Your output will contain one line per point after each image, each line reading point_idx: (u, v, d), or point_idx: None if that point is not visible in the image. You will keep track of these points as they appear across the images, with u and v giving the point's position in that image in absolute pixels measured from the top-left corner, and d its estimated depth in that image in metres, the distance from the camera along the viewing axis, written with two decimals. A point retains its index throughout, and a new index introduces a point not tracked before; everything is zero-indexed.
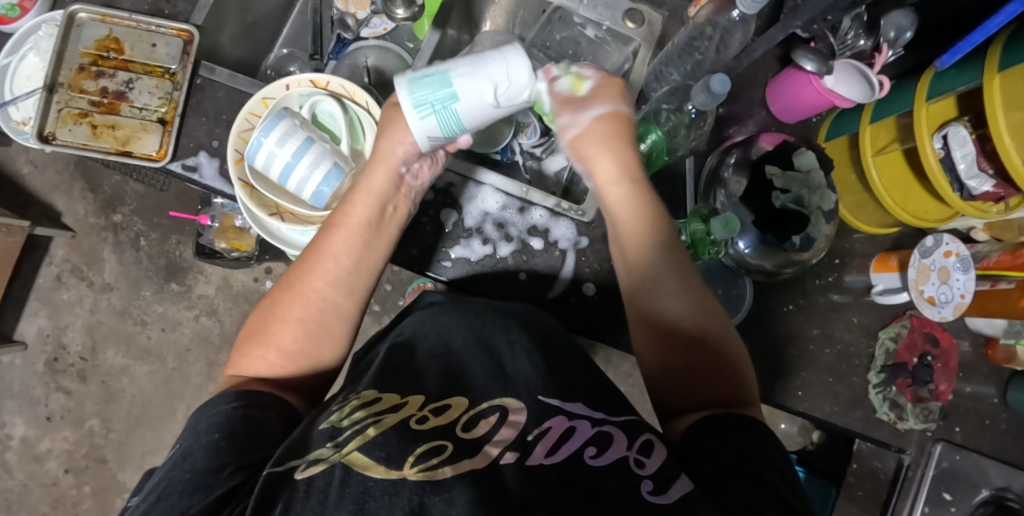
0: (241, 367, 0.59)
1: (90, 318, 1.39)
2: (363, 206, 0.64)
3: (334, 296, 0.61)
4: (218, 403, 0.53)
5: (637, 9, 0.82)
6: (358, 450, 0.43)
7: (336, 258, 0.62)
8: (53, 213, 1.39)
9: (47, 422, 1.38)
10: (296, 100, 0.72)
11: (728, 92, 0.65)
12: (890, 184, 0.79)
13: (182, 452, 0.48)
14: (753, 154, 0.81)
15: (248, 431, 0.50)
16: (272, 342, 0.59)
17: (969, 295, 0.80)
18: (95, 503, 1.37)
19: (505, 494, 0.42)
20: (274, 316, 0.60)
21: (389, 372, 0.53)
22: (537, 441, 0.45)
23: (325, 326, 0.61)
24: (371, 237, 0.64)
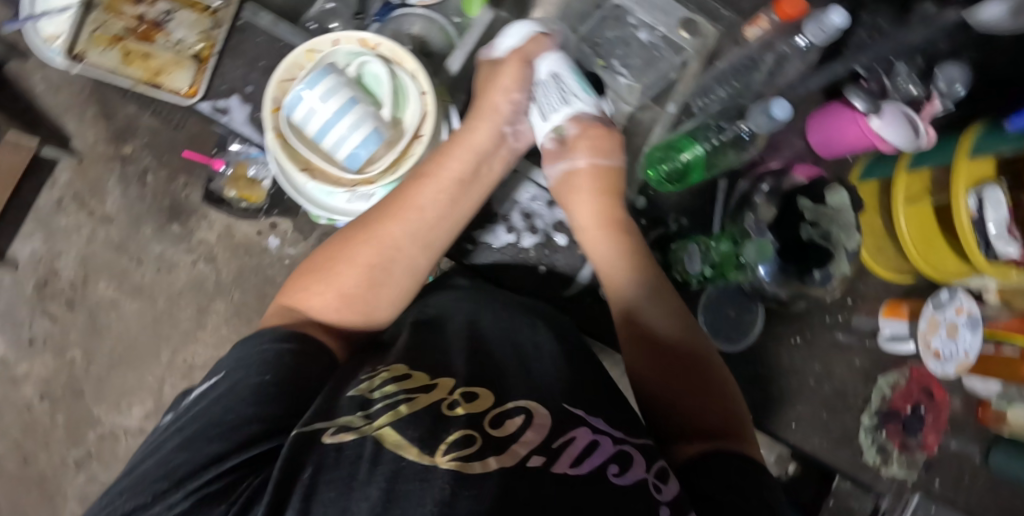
0: (295, 299, 0.60)
1: (85, 247, 1.37)
2: (456, 159, 0.68)
3: (407, 246, 0.63)
4: (271, 340, 0.51)
5: (694, 21, 0.84)
6: (390, 427, 0.43)
7: (420, 208, 0.64)
8: (63, 135, 1.36)
9: (29, 345, 1.36)
10: (343, 58, 0.71)
11: (788, 118, 0.64)
12: (916, 233, 0.80)
13: (228, 387, 0.46)
14: (784, 185, 0.80)
15: (294, 380, 0.48)
16: (332, 281, 0.60)
17: (974, 355, 0.81)
18: (66, 434, 1.36)
19: (530, 493, 0.41)
20: (339, 256, 0.61)
21: (417, 347, 0.53)
22: (561, 450, 0.44)
23: (389, 274, 0.62)
24: (456, 195, 0.67)
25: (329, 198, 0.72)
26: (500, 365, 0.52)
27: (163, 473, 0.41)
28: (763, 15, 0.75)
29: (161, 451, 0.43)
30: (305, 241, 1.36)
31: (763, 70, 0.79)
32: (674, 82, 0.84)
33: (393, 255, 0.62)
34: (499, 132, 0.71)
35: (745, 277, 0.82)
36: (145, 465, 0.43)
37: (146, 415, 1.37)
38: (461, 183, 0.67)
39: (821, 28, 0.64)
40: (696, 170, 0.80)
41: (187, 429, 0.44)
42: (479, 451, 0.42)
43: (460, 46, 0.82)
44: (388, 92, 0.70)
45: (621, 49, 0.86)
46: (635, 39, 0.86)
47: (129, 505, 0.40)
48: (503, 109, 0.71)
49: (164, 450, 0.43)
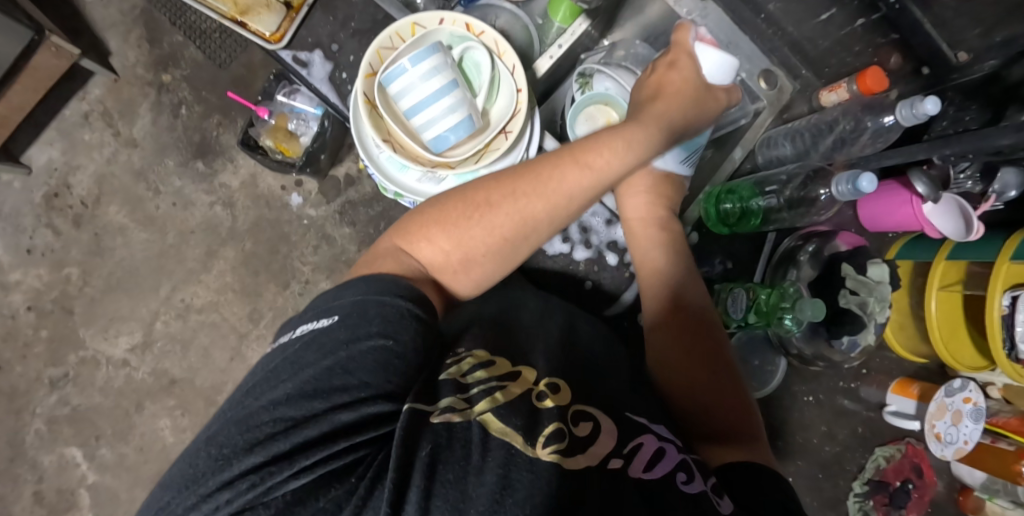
0: (418, 247, 0.61)
1: (104, 167, 1.34)
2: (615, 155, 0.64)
3: (544, 226, 0.63)
4: (392, 294, 0.51)
5: (774, 73, 0.85)
6: (491, 414, 0.47)
7: (568, 195, 0.63)
8: (103, 50, 1.33)
9: (26, 255, 1.33)
10: (445, 38, 0.71)
11: (871, 192, 0.67)
12: (943, 319, 0.83)
13: (352, 338, 0.48)
14: (826, 252, 0.85)
15: (413, 345, 0.49)
16: (462, 242, 0.61)
17: (973, 444, 0.83)
18: (47, 350, 1.33)
19: (614, 492, 0.47)
20: (467, 215, 0.62)
21: (498, 344, 0.58)
22: (633, 454, 0.50)
23: (515, 247, 0.64)
24: (600, 188, 0.65)
25: (400, 173, 0.72)
26: (568, 376, 0.57)
27: (280, 432, 0.43)
28: (844, 83, 0.81)
29: (275, 405, 0.44)
30: (327, 206, 1.35)
31: (834, 134, 0.82)
32: (742, 128, 0.86)
33: (520, 230, 0.62)
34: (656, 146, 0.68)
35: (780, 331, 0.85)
36: (257, 417, 0.44)
37: (132, 347, 1.34)
38: (613, 180, 0.65)
39: (913, 112, 0.68)
40: (753, 217, 0.82)
41: (301, 385, 0.45)
42: (572, 448, 0.47)
43: (551, 51, 0.84)
44: (484, 82, 0.71)
45: None
46: None
47: (245, 465, 0.42)
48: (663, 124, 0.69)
49: (275, 405, 0.45)
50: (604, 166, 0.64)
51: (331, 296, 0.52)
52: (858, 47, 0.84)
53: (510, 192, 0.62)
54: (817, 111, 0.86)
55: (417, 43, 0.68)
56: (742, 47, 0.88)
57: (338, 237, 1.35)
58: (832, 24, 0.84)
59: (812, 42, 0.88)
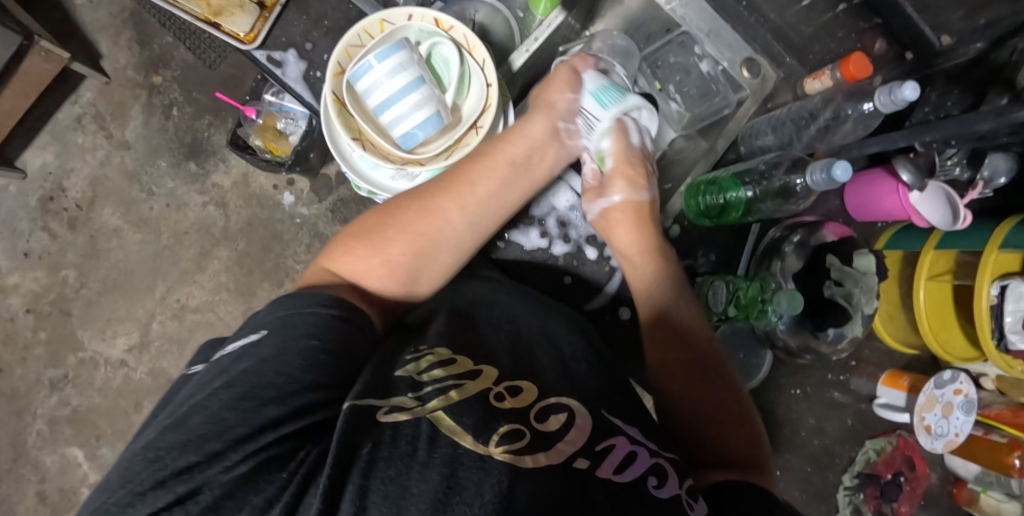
0: (339, 262, 0.63)
1: (98, 170, 1.35)
2: (514, 147, 0.70)
3: (458, 218, 0.66)
4: (317, 303, 0.53)
5: (757, 61, 0.83)
6: (443, 411, 0.48)
7: (474, 185, 0.68)
8: (94, 53, 1.33)
9: (24, 258, 1.34)
10: (414, 34, 0.71)
11: (846, 181, 0.66)
12: (933, 310, 0.82)
13: (277, 345, 0.49)
14: (812, 242, 0.82)
15: (343, 346, 0.51)
16: (379, 248, 0.63)
17: (964, 436, 0.83)
18: (46, 352, 1.34)
19: (579, 489, 0.46)
20: (392, 223, 0.64)
21: (466, 341, 0.59)
22: (603, 454, 0.50)
23: (436, 248, 0.65)
24: (506, 178, 0.70)
25: (373, 171, 0.72)
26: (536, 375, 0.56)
27: (211, 435, 0.44)
28: (828, 70, 0.80)
29: (208, 408, 0.45)
30: (319, 204, 1.36)
31: (817, 124, 0.80)
32: (726, 119, 0.85)
33: (444, 233, 0.66)
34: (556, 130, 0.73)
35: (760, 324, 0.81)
36: (189, 420, 0.45)
37: (129, 348, 1.35)
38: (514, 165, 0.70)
39: (892, 97, 0.65)
40: (733, 209, 0.80)
41: (234, 388, 0.46)
42: (530, 446, 0.47)
43: (526, 43, 0.82)
44: (454, 77, 0.71)
45: (679, 75, 0.87)
46: (696, 69, 0.86)
47: (177, 464, 0.43)
48: (559, 109, 0.72)
49: (208, 404, 0.45)
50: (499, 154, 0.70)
51: (260, 316, 0.53)
52: (841, 32, 0.84)
53: (428, 195, 0.66)
54: (800, 99, 0.84)
55: (385, 39, 0.68)
56: (723, 35, 0.85)
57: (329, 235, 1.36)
58: (815, 9, 0.83)
59: (795, 28, 0.86)
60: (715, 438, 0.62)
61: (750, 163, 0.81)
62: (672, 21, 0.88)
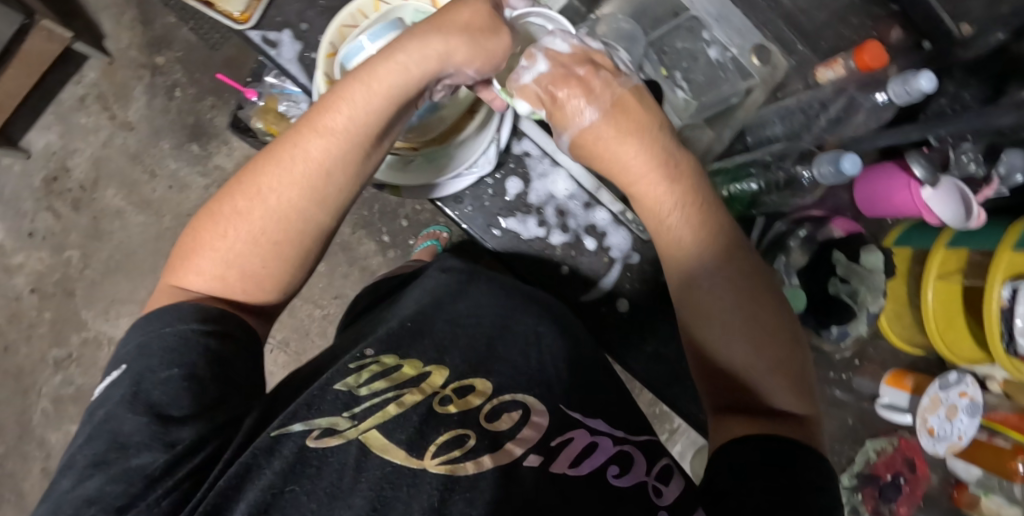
0: (181, 278, 0.60)
1: (101, 150, 1.35)
2: (352, 112, 0.60)
3: (300, 202, 0.59)
4: (178, 320, 0.55)
5: (768, 49, 0.81)
6: (376, 430, 0.54)
7: (311, 162, 0.59)
8: (96, 33, 1.32)
9: (28, 238, 1.34)
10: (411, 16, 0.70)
11: (855, 174, 0.64)
12: (939, 310, 0.79)
13: (135, 377, 0.53)
14: (819, 237, 0.80)
15: (203, 369, 0.54)
16: (219, 251, 0.59)
17: (966, 439, 0.83)
18: (50, 331, 1.36)
19: (525, 490, 0.52)
20: (222, 228, 0.59)
21: (423, 349, 0.64)
22: (558, 449, 0.56)
23: (286, 238, 0.60)
24: (353, 148, 0.60)
25: None
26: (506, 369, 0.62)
27: (85, 500, 0.48)
28: (841, 58, 0.76)
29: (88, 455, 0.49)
30: None
31: (828, 115, 0.78)
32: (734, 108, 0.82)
33: (287, 221, 0.59)
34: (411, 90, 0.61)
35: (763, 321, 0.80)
36: (60, 488, 0.49)
37: None
38: (360, 134, 0.60)
39: (906, 88, 0.61)
40: (738, 202, 0.78)
41: (94, 446, 0.50)
42: (463, 455, 0.53)
43: None
44: None
45: (686, 62, 0.84)
46: (703, 55, 0.83)
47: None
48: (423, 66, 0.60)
49: (79, 468, 0.50)
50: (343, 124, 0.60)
51: (124, 343, 0.57)
52: (856, 19, 0.76)
53: (256, 182, 0.59)
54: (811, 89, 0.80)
55: (379, 19, 0.67)
56: (733, 20, 0.82)
57: None
58: None
59: (807, 15, 0.80)
60: (743, 387, 0.59)
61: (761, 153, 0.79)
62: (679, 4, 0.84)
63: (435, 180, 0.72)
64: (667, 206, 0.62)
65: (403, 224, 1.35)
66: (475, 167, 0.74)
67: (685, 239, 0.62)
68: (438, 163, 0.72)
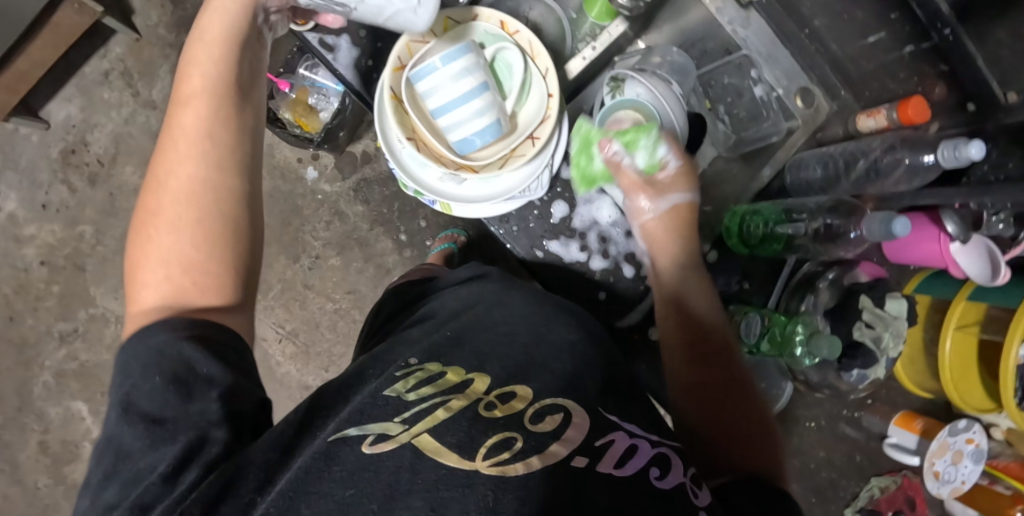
0: (140, 305, 0.58)
1: (122, 126, 1.33)
2: (197, 70, 0.64)
3: (203, 167, 0.61)
4: (151, 336, 0.55)
5: (812, 92, 0.84)
6: (427, 434, 0.51)
7: (188, 127, 0.61)
8: (125, 7, 1.30)
9: (41, 210, 1.33)
10: (481, 36, 0.71)
11: (905, 236, 0.66)
12: (955, 359, 0.82)
13: (125, 401, 0.52)
14: (846, 280, 0.83)
15: (185, 366, 0.53)
16: (155, 255, 0.59)
17: (969, 484, 0.85)
18: (58, 304, 1.34)
19: (577, 492, 0.50)
20: (149, 230, 0.60)
21: (464, 355, 0.64)
22: (602, 450, 0.54)
23: (207, 205, 0.60)
24: (220, 100, 0.63)
25: (422, 171, 0.72)
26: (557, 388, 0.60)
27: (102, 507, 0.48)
28: (883, 109, 0.78)
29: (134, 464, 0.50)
30: (342, 182, 1.36)
31: (867, 160, 0.79)
32: (773, 146, 0.85)
33: (203, 198, 0.60)
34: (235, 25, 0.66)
35: (791, 364, 0.82)
36: (82, 505, 0.49)
37: None
38: (215, 87, 0.63)
39: (955, 154, 0.64)
40: (776, 241, 0.81)
41: (104, 461, 0.50)
42: (515, 455, 0.50)
43: (587, 50, 0.84)
44: (516, 85, 0.70)
45: (731, 97, 0.86)
46: (749, 92, 0.86)
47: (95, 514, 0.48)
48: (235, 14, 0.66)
49: (96, 486, 0.50)
50: (202, 83, 0.63)
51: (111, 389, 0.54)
52: (903, 74, 0.80)
53: (156, 178, 0.61)
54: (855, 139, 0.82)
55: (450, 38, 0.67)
56: (781, 60, 0.84)
57: (350, 214, 1.36)
58: (879, 48, 0.81)
59: (855, 63, 0.84)
60: (721, 421, 0.65)
61: (798, 200, 0.81)
62: (731, 41, 0.86)
63: (492, 200, 0.73)
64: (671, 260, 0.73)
65: (421, 225, 1.34)
66: (528, 190, 0.74)
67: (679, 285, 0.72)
68: (492, 185, 0.73)
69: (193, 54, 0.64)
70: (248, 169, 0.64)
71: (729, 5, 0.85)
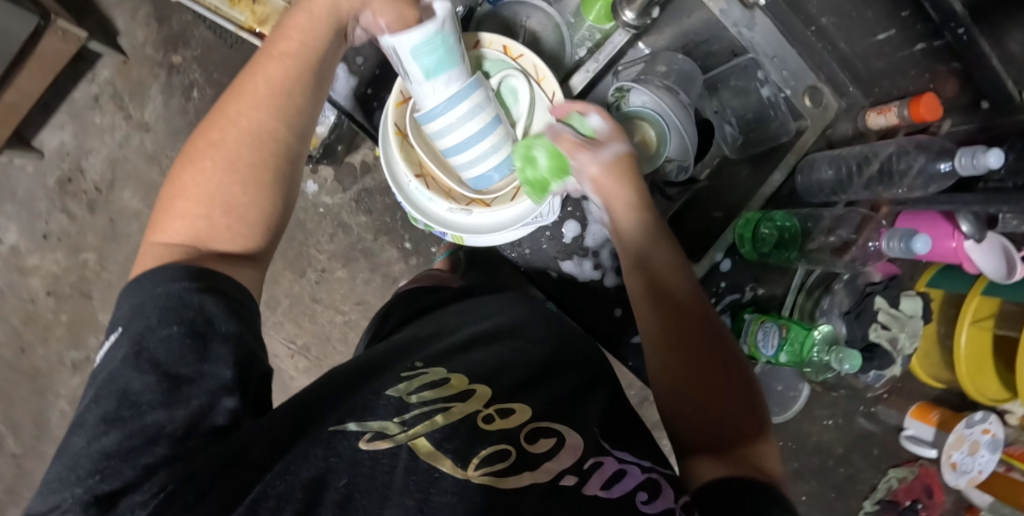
0: (165, 234, 0.58)
1: (116, 150, 1.31)
2: (300, 35, 0.64)
3: (265, 124, 0.61)
4: (169, 279, 0.53)
5: (820, 91, 0.85)
6: (424, 437, 0.51)
7: (265, 87, 0.62)
8: (110, 30, 1.28)
9: (43, 239, 1.32)
10: (490, 65, 0.75)
11: (925, 253, 0.71)
12: (970, 352, 0.83)
13: (134, 338, 0.51)
14: (860, 281, 0.86)
15: (212, 337, 0.52)
16: (192, 195, 0.59)
17: (986, 473, 0.88)
18: (67, 333, 1.34)
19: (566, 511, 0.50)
20: (201, 161, 0.60)
21: (477, 363, 0.64)
22: (590, 471, 0.53)
23: (258, 165, 0.61)
24: (304, 74, 0.63)
25: (430, 204, 0.74)
26: (564, 404, 0.61)
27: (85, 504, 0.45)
28: (894, 107, 0.80)
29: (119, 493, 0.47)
30: (343, 193, 1.34)
31: (877, 163, 0.81)
32: (781, 146, 0.87)
33: (258, 150, 0.61)
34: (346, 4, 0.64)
35: (809, 373, 0.86)
36: (73, 445, 0.47)
37: None
38: (313, 57, 0.64)
39: (973, 162, 0.68)
40: (788, 249, 0.84)
41: (103, 403, 0.48)
42: (506, 469, 0.51)
43: (592, 62, 0.85)
44: (524, 110, 0.75)
45: (740, 99, 0.89)
46: (756, 93, 0.88)
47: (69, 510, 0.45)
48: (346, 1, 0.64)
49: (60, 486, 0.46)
50: (298, 48, 0.63)
51: (116, 305, 0.54)
52: (915, 71, 0.82)
53: (223, 114, 0.61)
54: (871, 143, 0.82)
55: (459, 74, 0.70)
56: (788, 61, 0.85)
57: (353, 225, 1.35)
58: (890, 45, 0.82)
59: (864, 61, 0.86)
60: (689, 388, 0.64)
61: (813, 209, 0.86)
62: (737, 44, 0.86)
63: (508, 227, 0.74)
64: (625, 214, 0.70)
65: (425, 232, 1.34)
66: (541, 216, 0.75)
67: (639, 240, 0.70)
68: (502, 212, 0.74)
69: (305, 21, 0.64)
70: (303, 134, 0.64)
71: (733, 6, 0.83)
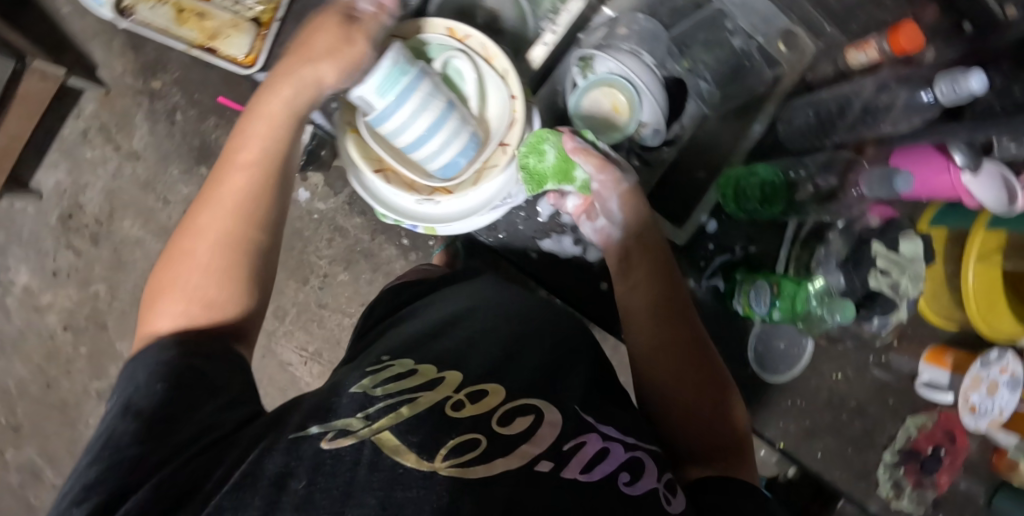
0: (155, 324, 0.60)
1: (111, 182, 1.34)
2: (263, 139, 0.66)
3: (237, 221, 0.63)
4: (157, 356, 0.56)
5: (794, 34, 0.85)
6: (389, 430, 0.52)
7: (235, 192, 0.64)
8: (88, 64, 1.30)
9: (53, 277, 1.36)
10: (435, 49, 0.74)
11: (909, 190, 0.71)
12: (980, 289, 0.79)
13: (123, 405, 0.53)
14: (857, 227, 0.80)
15: (185, 393, 0.54)
16: (177, 289, 0.61)
17: (1008, 414, 0.83)
18: (88, 365, 1.37)
19: (537, 496, 0.50)
20: (181, 262, 0.62)
21: (444, 353, 0.65)
22: (570, 454, 0.54)
23: (236, 256, 0.63)
24: (271, 175, 0.65)
25: (397, 199, 0.74)
26: (536, 385, 0.61)
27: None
28: (873, 41, 0.73)
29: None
30: (335, 197, 1.34)
31: (862, 101, 0.77)
32: (764, 98, 0.86)
33: (233, 245, 0.62)
34: (305, 99, 0.67)
35: (806, 327, 0.84)
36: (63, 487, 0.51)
37: None
38: (279, 157, 0.66)
39: (954, 88, 0.63)
40: (775, 204, 0.82)
41: (92, 450, 0.51)
42: (474, 459, 0.51)
43: (551, 32, 0.81)
44: (472, 90, 0.74)
45: (715, 53, 0.87)
46: (728, 45, 0.87)
47: None
48: (308, 86, 0.66)
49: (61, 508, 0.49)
50: (263, 151, 0.65)
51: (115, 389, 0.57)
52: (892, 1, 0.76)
53: (201, 217, 0.63)
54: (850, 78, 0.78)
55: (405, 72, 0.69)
56: (755, 7, 0.85)
57: (349, 228, 1.35)
58: None
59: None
60: (687, 403, 0.67)
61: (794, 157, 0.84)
62: None
63: (475, 212, 0.75)
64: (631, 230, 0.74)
65: None
66: (509, 198, 0.76)
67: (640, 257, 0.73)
68: (468, 198, 0.75)
69: (268, 117, 0.66)
70: (277, 224, 0.66)
71: None
